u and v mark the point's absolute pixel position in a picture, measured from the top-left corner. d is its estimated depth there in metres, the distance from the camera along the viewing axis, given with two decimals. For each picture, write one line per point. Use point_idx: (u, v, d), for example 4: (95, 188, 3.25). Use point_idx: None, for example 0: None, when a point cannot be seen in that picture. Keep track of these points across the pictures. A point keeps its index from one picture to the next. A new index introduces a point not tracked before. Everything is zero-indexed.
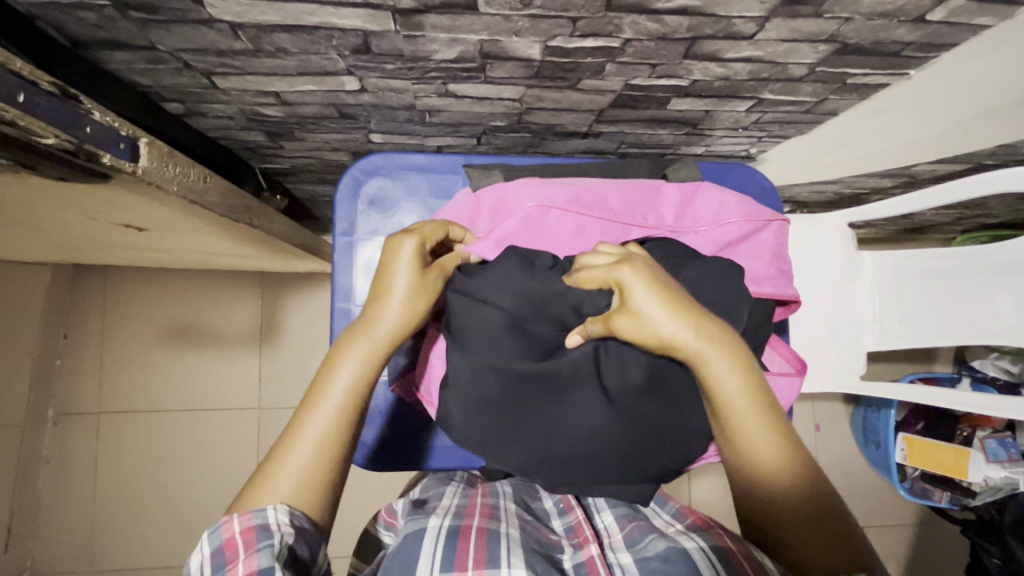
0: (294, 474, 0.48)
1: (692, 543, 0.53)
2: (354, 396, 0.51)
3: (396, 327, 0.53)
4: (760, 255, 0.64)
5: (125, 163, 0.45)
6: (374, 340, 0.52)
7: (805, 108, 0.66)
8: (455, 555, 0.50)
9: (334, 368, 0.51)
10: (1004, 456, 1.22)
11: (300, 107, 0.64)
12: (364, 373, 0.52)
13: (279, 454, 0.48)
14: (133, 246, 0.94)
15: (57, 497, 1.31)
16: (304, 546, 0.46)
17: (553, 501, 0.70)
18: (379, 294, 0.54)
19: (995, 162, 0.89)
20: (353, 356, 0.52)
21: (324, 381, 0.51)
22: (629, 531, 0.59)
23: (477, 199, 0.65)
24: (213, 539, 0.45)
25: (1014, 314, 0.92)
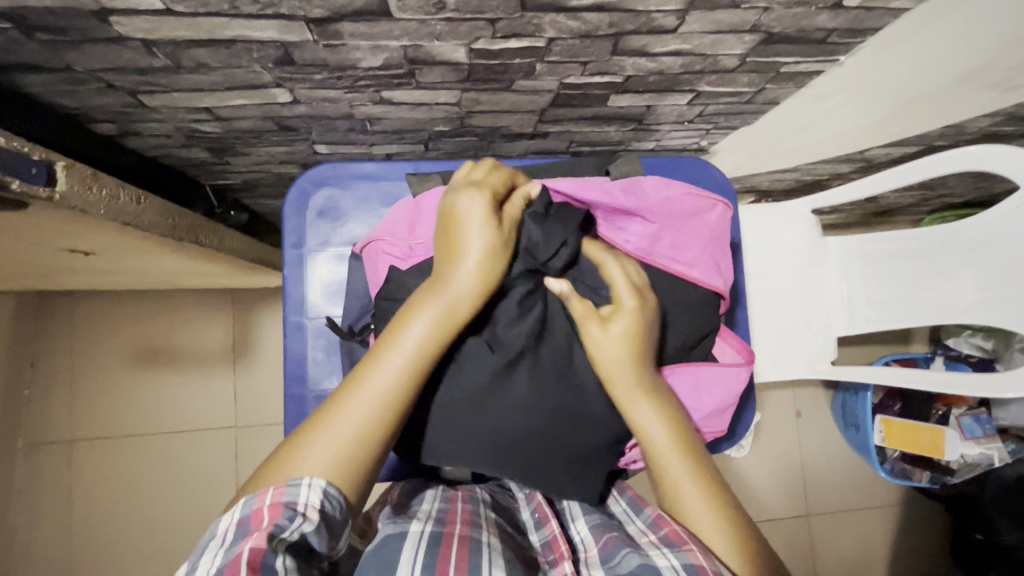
0: (343, 434, 0.46)
1: (665, 561, 0.47)
2: (424, 352, 0.50)
3: (470, 284, 0.52)
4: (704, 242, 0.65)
5: (39, 188, 0.45)
6: (448, 297, 0.52)
7: (745, 99, 0.66)
8: (435, 560, 0.49)
9: (409, 322, 0.51)
10: (980, 432, 1.25)
11: (236, 122, 0.63)
12: (435, 332, 0.51)
13: (344, 398, 0.48)
14: (85, 270, 0.93)
15: (31, 530, 1.28)
16: (322, 536, 0.43)
17: (530, 512, 0.67)
18: (452, 247, 0.54)
19: (946, 142, 0.90)
20: (428, 312, 0.51)
21: (398, 331, 0.50)
22: (604, 544, 0.55)
23: (417, 205, 0.64)
24: (243, 507, 0.42)
25: (976, 290, 0.93)
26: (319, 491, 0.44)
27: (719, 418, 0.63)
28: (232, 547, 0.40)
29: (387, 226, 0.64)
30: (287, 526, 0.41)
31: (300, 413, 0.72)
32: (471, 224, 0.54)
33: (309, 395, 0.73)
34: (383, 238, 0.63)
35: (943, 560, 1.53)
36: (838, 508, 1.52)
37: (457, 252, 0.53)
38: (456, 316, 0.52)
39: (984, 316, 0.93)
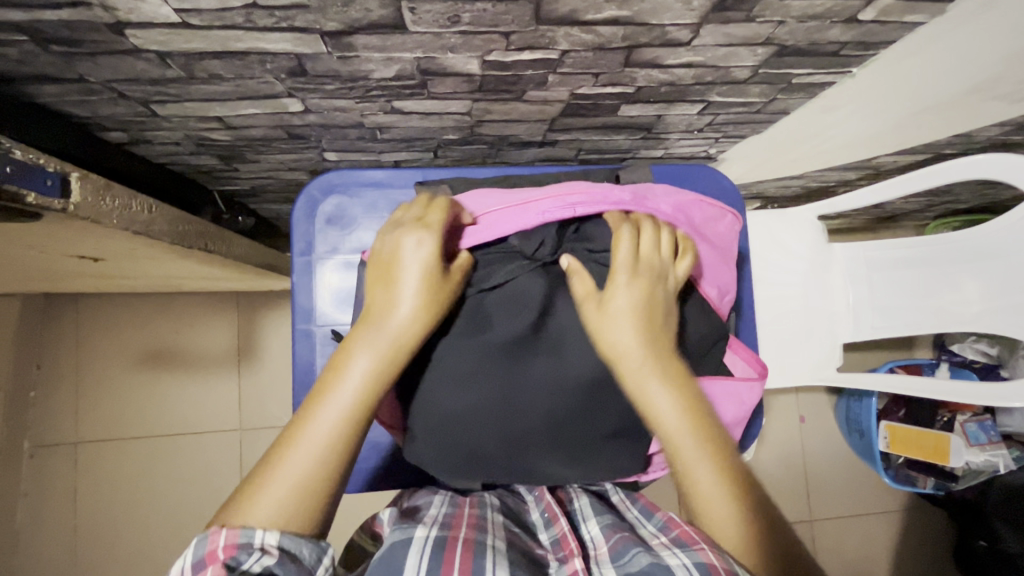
0: (291, 479, 0.45)
1: (677, 559, 0.47)
2: (366, 391, 0.48)
3: (408, 319, 0.51)
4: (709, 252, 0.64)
5: (54, 200, 0.45)
6: (388, 334, 0.50)
7: (755, 109, 0.66)
8: (440, 564, 0.50)
9: (348, 361, 0.49)
10: (984, 439, 1.25)
11: (247, 130, 0.63)
12: (377, 369, 0.49)
13: (284, 447, 0.46)
14: (93, 274, 0.93)
15: (37, 532, 1.28)
16: (290, 566, 0.42)
17: (540, 513, 0.68)
18: (387, 283, 0.52)
19: (954, 150, 0.90)
20: (366, 350, 0.49)
21: (338, 371, 0.49)
22: (614, 543, 0.56)
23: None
24: (195, 547, 0.41)
25: (982, 300, 0.93)
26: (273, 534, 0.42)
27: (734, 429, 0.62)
28: None
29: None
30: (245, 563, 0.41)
31: None
32: (405, 259, 0.52)
33: None
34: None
35: (947, 566, 1.52)
36: (841, 513, 1.52)
37: (395, 294, 0.51)
38: (397, 352, 0.50)
39: (993, 325, 0.92)
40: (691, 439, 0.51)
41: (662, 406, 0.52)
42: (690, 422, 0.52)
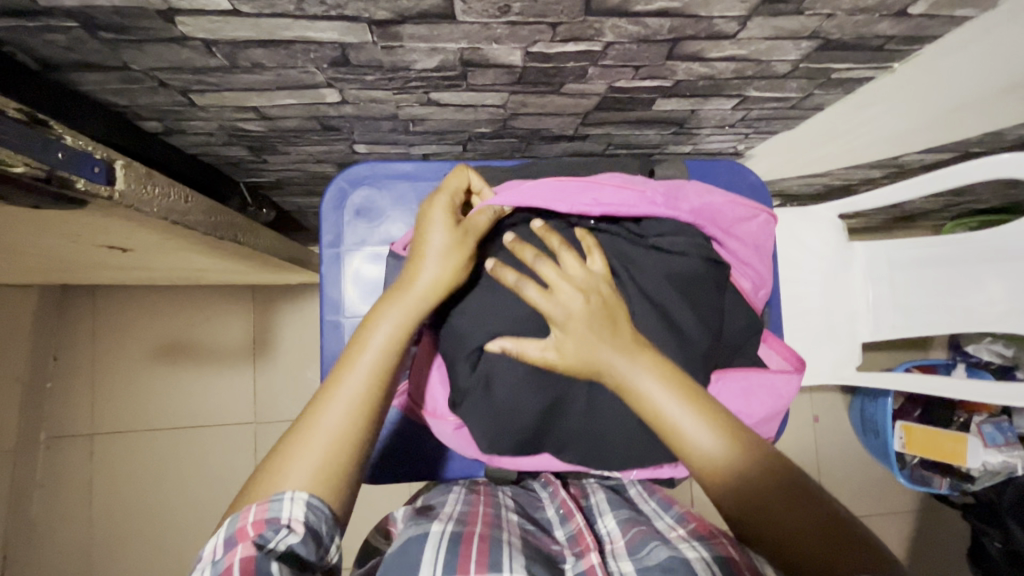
0: (318, 447, 0.46)
1: (695, 552, 0.50)
2: (391, 351, 0.51)
3: (432, 284, 0.53)
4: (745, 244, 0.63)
5: (101, 187, 0.45)
6: (411, 298, 0.53)
7: (790, 104, 0.66)
8: (457, 560, 0.50)
9: (373, 325, 0.51)
10: (1001, 440, 1.24)
11: (281, 121, 0.63)
12: (401, 331, 0.52)
13: (314, 409, 0.48)
14: (117, 266, 0.93)
15: (53, 522, 1.29)
16: (310, 543, 0.43)
17: (554, 509, 0.67)
18: (413, 253, 0.55)
19: (981, 149, 0.89)
20: (389, 314, 0.52)
21: (363, 335, 0.51)
22: (632, 537, 0.57)
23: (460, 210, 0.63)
24: (226, 526, 0.42)
25: (1007, 300, 0.92)
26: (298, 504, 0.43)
27: (768, 424, 0.61)
28: (219, 567, 0.40)
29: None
30: (272, 540, 0.41)
31: None
32: (431, 226, 0.56)
33: None
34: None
35: (959, 567, 1.52)
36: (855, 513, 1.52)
37: (418, 263, 0.54)
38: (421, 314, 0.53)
39: (1015, 325, 0.92)
40: (680, 411, 0.50)
41: (645, 384, 0.51)
42: (671, 390, 0.51)
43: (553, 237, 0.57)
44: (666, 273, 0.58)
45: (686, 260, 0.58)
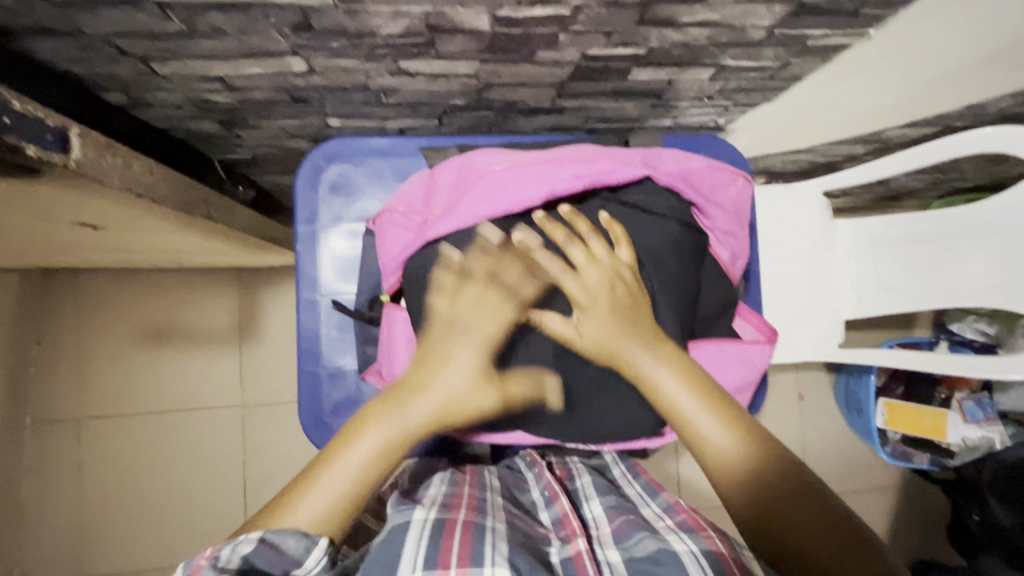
0: (327, 496, 0.46)
1: (683, 546, 0.49)
2: (383, 466, 0.48)
3: (440, 407, 0.49)
4: (726, 212, 0.61)
5: (55, 155, 0.43)
6: (414, 416, 0.49)
7: (768, 74, 0.65)
8: (438, 551, 0.48)
9: (370, 428, 0.48)
10: (982, 416, 1.27)
11: (249, 92, 0.61)
12: (399, 448, 0.48)
13: (295, 493, 0.46)
14: (93, 247, 0.92)
15: (41, 506, 1.29)
16: (271, 555, 0.42)
17: (540, 491, 0.67)
18: (433, 358, 0.51)
19: (964, 122, 0.89)
20: (388, 424, 0.48)
21: (358, 434, 0.48)
22: (619, 524, 0.57)
23: (431, 176, 0.60)
24: (182, 571, 0.42)
25: (989, 275, 0.91)
26: (252, 534, 0.42)
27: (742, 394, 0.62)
28: None
29: (402, 195, 0.60)
30: (219, 558, 0.41)
31: (315, 389, 0.72)
32: (456, 330, 0.52)
33: (324, 371, 0.73)
34: (397, 209, 0.59)
35: (939, 540, 1.55)
36: (841, 488, 1.54)
37: (431, 372, 0.50)
38: (420, 431, 0.49)
39: (995, 301, 0.91)
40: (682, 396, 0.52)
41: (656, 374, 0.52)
42: (698, 400, 0.51)
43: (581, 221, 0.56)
44: (645, 241, 0.57)
45: (665, 227, 0.58)
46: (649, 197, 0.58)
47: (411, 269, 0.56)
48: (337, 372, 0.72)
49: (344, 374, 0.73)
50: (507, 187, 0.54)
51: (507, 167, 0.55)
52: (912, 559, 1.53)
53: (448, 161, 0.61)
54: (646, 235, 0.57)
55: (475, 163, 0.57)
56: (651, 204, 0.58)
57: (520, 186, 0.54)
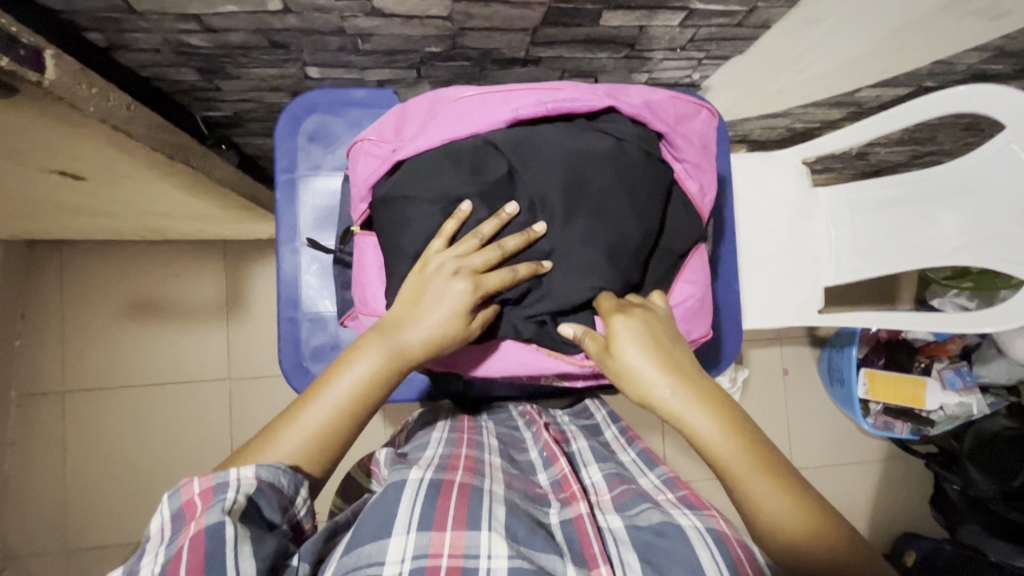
0: (302, 437, 0.49)
1: (688, 520, 0.48)
2: (361, 395, 0.52)
3: (419, 343, 0.53)
4: (693, 144, 0.61)
5: (29, 71, 0.45)
6: (394, 346, 0.53)
7: (737, 21, 0.67)
8: (435, 512, 0.48)
9: (351, 363, 0.52)
10: (959, 384, 1.30)
11: (226, 34, 0.62)
12: (375, 379, 0.52)
13: (276, 430, 0.49)
14: (75, 208, 0.92)
15: (26, 479, 1.29)
16: (270, 496, 0.44)
17: (538, 450, 0.69)
18: (413, 296, 0.53)
19: (935, 83, 0.91)
20: (368, 359, 0.52)
21: (337, 374, 0.52)
22: (620, 493, 0.57)
23: (403, 110, 0.61)
24: (170, 501, 0.42)
25: (959, 235, 0.88)
26: (249, 474, 0.44)
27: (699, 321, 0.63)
28: (174, 539, 0.40)
29: (374, 127, 0.61)
30: (226, 499, 0.41)
31: (294, 333, 0.75)
32: (428, 271, 0.53)
33: (303, 317, 0.75)
34: (368, 138, 0.59)
35: (923, 515, 1.57)
36: (824, 463, 1.56)
37: (411, 308, 0.53)
38: (399, 362, 0.53)
39: (969, 261, 0.88)
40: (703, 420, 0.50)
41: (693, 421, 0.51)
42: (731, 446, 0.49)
43: (547, 147, 0.55)
44: (605, 163, 0.55)
45: (628, 153, 0.56)
46: (614, 124, 0.57)
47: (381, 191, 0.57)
48: (317, 317, 0.75)
49: (323, 320, 0.75)
50: (475, 114, 0.55)
51: (474, 94, 0.57)
52: (894, 532, 1.55)
53: (420, 97, 0.61)
54: (607, 158, 0.55)
55: (446, 94, 0.59)
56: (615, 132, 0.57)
57: (488, 114, 0.55)
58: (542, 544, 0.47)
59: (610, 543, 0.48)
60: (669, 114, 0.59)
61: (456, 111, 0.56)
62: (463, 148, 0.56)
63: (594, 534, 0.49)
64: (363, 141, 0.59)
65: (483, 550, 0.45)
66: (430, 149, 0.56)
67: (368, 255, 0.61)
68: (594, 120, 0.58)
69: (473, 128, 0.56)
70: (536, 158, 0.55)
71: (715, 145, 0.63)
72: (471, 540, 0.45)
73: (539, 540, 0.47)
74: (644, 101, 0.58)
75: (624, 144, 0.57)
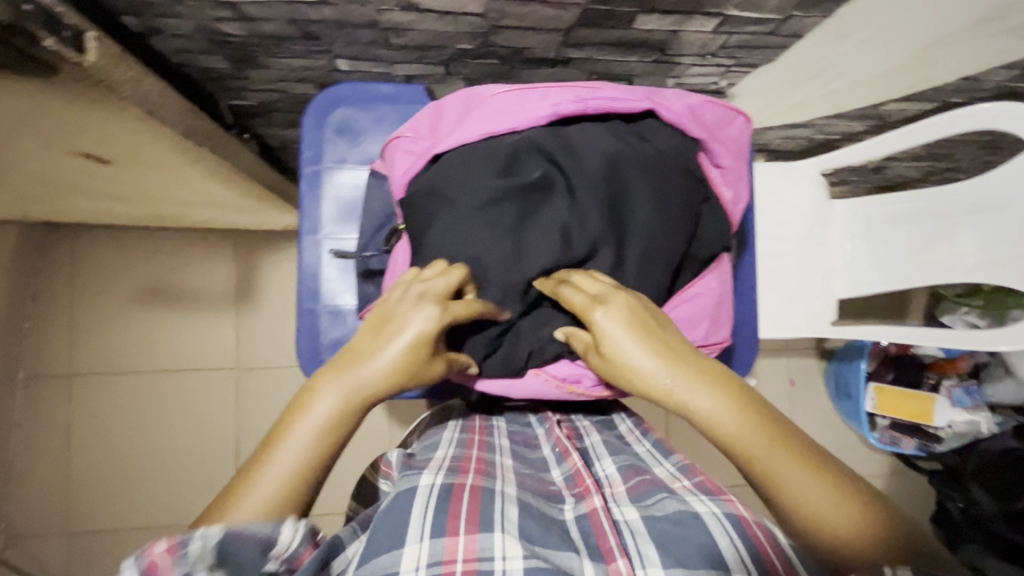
0: (269, 482, 0.43)
1: (705, 507, 0.47)
2: (327, 429, 0.45)
3: (379, 375, 0.47)
4: (726, 151, 0.61)
5: (70, 52, 0.44)
6: (353, 378, 0.47)
7: (770, 29, 0.67)
8: (445, 516, 0.46)
9: (310, 399, 0.46)
10: (968, 403, 1.29)
11: (261, 24, 0.62)
12: (339, 411, 0.46)
13: (246, 479, 0.44)
14: (94, 191, 0.92)
15: (31, 460, 1.29)
16: (246, 541, 0.39)
17: (551, 446, 0.67)
18: (374, 331, 0.49)
19: (960, 99, 0.91)
20: (327, 392, 0.46)
21: (298, 410, 0.46)
22: (635, 484, 0.55)
23: (439, 105, 0.61)
24: (135, 568, 0.37)
25: (978, 252, 0.87)
26: (215, 526, 0.38)
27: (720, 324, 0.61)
28: None
29: (409, 123, 0.62)
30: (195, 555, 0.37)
31: (313, 325, 0.75)
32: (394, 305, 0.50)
33: (322, 309, 0.75)
34: (404, 134, 0.60)
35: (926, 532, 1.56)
36: None
37: (372, 342, 0.49)
38: (362, 393, 0.47)
39: (988, 278, 0.86)
40: (703, 398, 0.47)
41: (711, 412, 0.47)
42: (754, 432, 0.46)
43: (586, 148, 0.55)
44: (642, 166, 0.55)
45: (662, 155, 0.56)
46: (650, 129, 0.58)
47: (416, 184, 0.57)
48: (335, 310, 0.75)
49: (342, 313, 0.75)
50: (513, 108, 0.56)
51: (511, 92, 0.57)
52: None
53: (455, 94, 0.61)
54: (646, 163, 0.55)
55: (483, 91, 0.59)
56: (652, 136, 0.57)
57: (526, 108, 0.55)
58: (556, 543, 0.45)
59: (626, 536, 0.45)
60: (706, 119, 0.59)
61: (495, 107, 0.56)
62: (500, 145, 0.55)
63: (610, 527, 0.46)
64: (400, 137, 0.60)
65: (497, 552, 0.43)
66: (467, 144, 0.56)
67: (407, 252, 0.61)
68: (632, 124, 0.58)
69: (512, 122, 0.56)
70: (573, 160, 0.55)
71: (749, 150, 0.63)
72: (484, 543, 0.44)
73: (554, 539, 0.45)
74: (681, 104, 0.58)
75: (659, 146, 0.57)
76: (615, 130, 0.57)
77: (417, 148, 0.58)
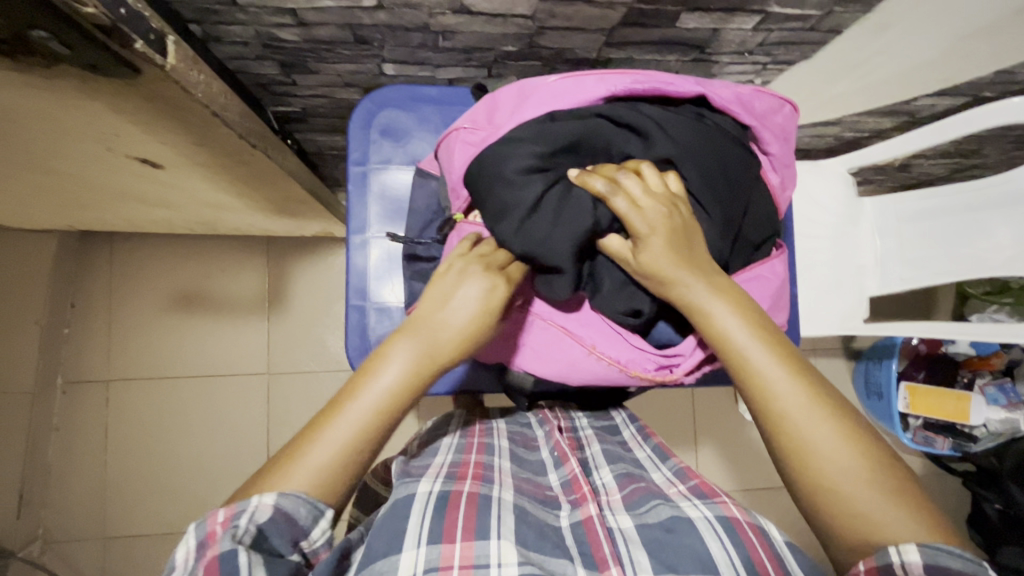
0: (338, 438, 0.47)
1: (697, 512, 0.49)
2: (394, 396, 0.50)
3: (444, 349, 0.53)
4: (773, 138, 0.63)
5: (155, 54, 0.47)
6: (422, 347, 0.53)
7: (810, 25, 0.69)
8: (443, 525, 0.46)
9: (382, 365, 0.51)
10: (1004, 401, 1.25)
11: (315, 29, 0.64)
12: (406, 376, 0.51)
13: (311, 435, 0.48)
14: (139, 198, 0.95)
15: (66, 465, 1.31)
16: (284, 528, 0.43)
17: (549, 451, 0.67)
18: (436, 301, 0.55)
19: (992, 93, 0.91)
20: (399, 355, 0.52)
21: (371, 374, 0.51)
22: (630, 492, 0.55)
23: (492, 98, 0.61)
24: (196, 531, 0.43)
25: (1015, 244, 0.84)
26: (266, 499, 0.44)
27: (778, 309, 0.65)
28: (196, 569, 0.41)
29: (465, 115, 0.62)
30: (239, 527, 0.42)
31: (361, 321, 0.76)
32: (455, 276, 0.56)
33: (370, 306, 0.77)
34: (463, 126, 0.60)
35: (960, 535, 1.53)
36: None
37: (434, 312, 0.54)
38: (429, 362, 0.53)
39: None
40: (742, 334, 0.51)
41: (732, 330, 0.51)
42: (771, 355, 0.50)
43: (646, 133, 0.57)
44: (700, 151, 0.57)
45: (717, 140, 0.58)
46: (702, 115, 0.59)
47: (481, 168, 0.57)
48: (382, 306, 0.76)
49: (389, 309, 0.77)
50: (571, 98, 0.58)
51: (567, 81, 0.58)
52: None
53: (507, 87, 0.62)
54: (704, 147, 0.57)
55: (538, 81, 0.59)
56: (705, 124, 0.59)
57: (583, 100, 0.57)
58: (550, 550, 0.46)
59: (620, 543, 0.46)
60: (755, 106, 0.61)
61: (553, 97, 0.58)
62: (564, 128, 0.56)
63: (604, 535, 0.47)
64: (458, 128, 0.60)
65: (493, 559, 0.43)
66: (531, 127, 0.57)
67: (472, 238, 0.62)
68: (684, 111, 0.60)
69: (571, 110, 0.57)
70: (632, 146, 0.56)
71: (795, 135, 0.64)
72: (480, 550, 0.44)
73: (549, 545, 0.46)
74: (732, 92, 0.60)
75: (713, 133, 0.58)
76: (671, 115, 0.58)
77: (479, 136, 0.59)
